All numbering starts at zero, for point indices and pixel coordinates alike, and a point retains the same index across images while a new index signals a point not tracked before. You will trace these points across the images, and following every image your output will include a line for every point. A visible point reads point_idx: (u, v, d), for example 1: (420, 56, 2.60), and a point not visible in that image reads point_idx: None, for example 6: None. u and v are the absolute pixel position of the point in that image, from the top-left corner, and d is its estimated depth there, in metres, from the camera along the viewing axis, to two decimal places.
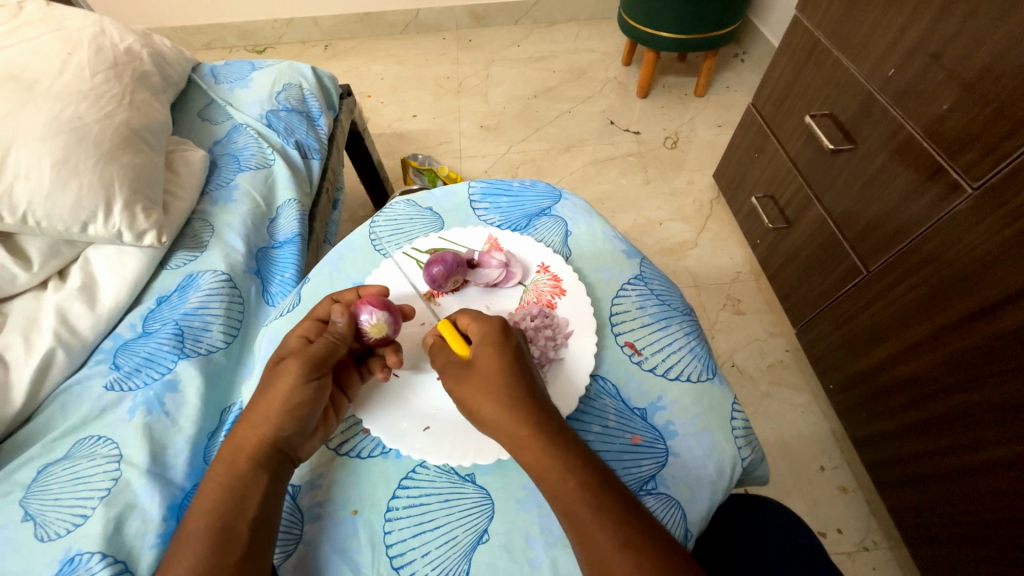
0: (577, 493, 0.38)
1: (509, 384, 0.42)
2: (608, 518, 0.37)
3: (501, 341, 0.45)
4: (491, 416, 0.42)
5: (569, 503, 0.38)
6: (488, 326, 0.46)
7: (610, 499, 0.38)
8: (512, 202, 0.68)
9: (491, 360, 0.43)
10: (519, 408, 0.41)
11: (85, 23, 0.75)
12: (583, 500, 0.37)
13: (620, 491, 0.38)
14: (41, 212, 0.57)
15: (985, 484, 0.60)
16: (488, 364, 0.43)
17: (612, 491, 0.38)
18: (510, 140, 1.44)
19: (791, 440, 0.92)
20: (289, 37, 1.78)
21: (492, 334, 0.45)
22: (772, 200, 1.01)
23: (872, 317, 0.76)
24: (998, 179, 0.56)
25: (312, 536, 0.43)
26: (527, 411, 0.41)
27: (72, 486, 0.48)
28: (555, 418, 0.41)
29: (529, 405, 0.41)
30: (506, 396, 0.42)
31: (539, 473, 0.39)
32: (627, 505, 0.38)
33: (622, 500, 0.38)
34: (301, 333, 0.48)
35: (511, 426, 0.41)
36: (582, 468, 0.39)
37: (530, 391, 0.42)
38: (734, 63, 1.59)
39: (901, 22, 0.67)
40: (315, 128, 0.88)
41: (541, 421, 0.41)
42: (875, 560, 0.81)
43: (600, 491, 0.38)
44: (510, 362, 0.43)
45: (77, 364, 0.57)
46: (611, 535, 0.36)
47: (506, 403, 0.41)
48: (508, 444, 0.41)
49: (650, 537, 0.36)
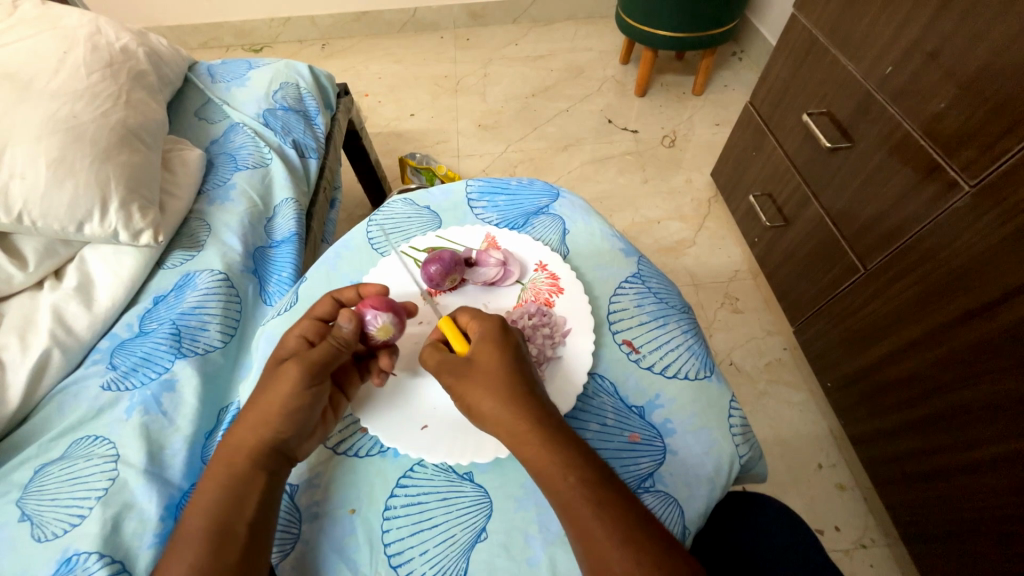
0: (576, 490, 0.38)
1: (508, 384, 0.42)
2: (607, 514, 0.37)
3: (498, 338, 0.45)
4: (489, 414, 0.42)
5: (567, 500, 0.38)
6: (487, 323, 0.46)
7: (608, 495, 0.38)
8: (510, 201, 0.67)
9: (489, 358, 0.43)
10: (517, 406, 0.41)
11: (81, 22, 0.75)
12: (581, 496, 0.37)
13: (619, 488, 0.38)
14: (37, 211, 0.57)
15: (982, 482, 0.60)
16: (488, 362, 0.43)
17: (610, 488, 0.38)
18: (508, 139, 1.44)
19: (789, 438, 0.92)
20: (286, 36, 1.77)
21: (491, 330, 0.45)
22: (770, 198, 1.02)
23: (870, 316, 0.76)
24: (995, 177, 0.57)
25: (310, 535, 0.43)
26: (526, 408, 0.41)
27: (68, 486, 0.48)
28: (553, 416, 0.41)
29: (527, 404, 0.41)
30: (505, 393, 0.41)
31: (538, 469, 0.39)
32: (626, 501, 0.38)
33: (621, 498, 0.38)
34: (300, 334, 0.47)
35: (511, 423, 0.41)
36: (580, 464, 0.39)
37: (528, 389, 0.42)
38: (732, 61, 1.59)
39: (898, 20, 0.67)
40: (312, 127, 0.88)
41: (540, 418, 0.41)
42: (873, 557, 0.81)
43: (598, 487, 0.38)
44: (508, 360, 0.43)
45: (74, 364, 0.57)
46: (609, 531, 0.36)
47: (504, 401, 0.41)
48: (507, 444, 0.41)
49: (648, 533, 0.36)
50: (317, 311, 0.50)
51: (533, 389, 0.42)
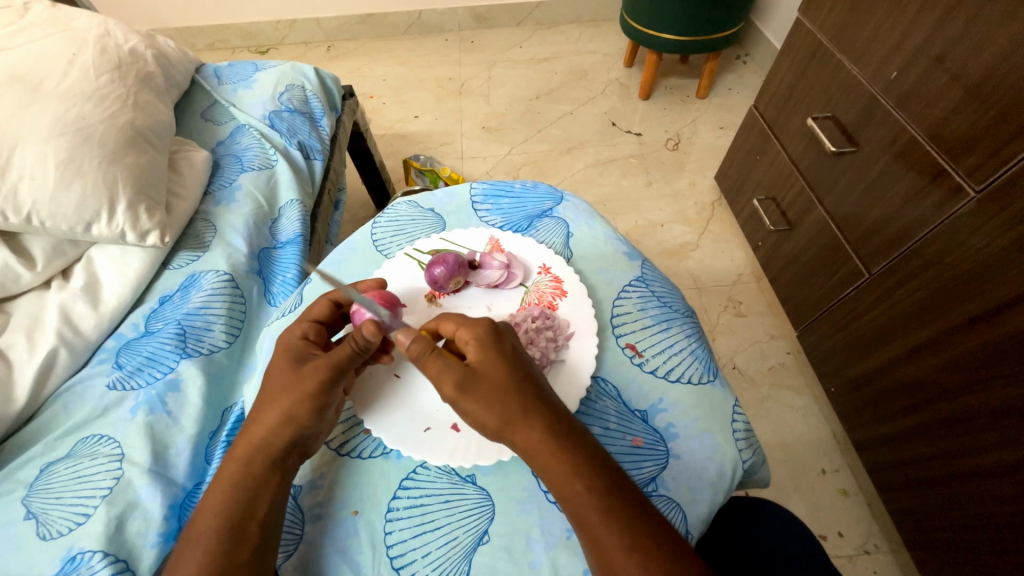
0: (585, 496, 0.38)
1: (515, 392, 0.41)
2: (616, 521, 0.37)
3: (494, 346, 0.43)
4: (492, 426, 0.41)
5: (578, 507, 0.38)
6: (476, 330, 0.44)
7: (617, 503, 0.38)
8: (514, 204, 0.68)
9: (493, 368, 0.42)
10: (526, 411, 0.41)
11: (91, 24, 0.76)
12: (592, 503, 0.37)
13: (629, 495, 0.38)
14: (45, 212, 0.57)
15: (987, 489, 0.59)
16: (492, 372, 0.42)
17: (619, 495, 0.38)
18: (512, 142, 1.44)
19: (792, 443, 0.92)
20: (292, 38, 1.78)
21: (485, 339, 0.43)
22: (774, 202, 1.02)
23: (874, 321, 0.76)
24: (1000, 183, 0.56)
25: (313, 536, 0.43)
26: (534, 414, 0.40)
27: (73, 485, 0.48)
28: (564, 421, 0.41)
29: (536, 410, 0.41)
30: (513, 399, 0.41)
31: (548, 477, 0.39)
32: (636, 508, 0.38)
33: (631, 506, 0.38)
34: (302, 333, 0.48)
35: (523, 430, 0.40)
36: (590, 472, 0.38)
37: (536, 395, 0.42)
38: (736, 65, 1.59)
39: (904, 24, 0.67)
40: (318, 129, 0.88)
41: (550, 425, 0.40)
42: (875, 564, 0.80)
43: (607, 494, 0.38)
44: (513, 371, 0.42)
45: (79, 364, 0.57)
46: (618, 539, 0.36)
47: (510, 408, 0.41)
48: (520, 450, 0.41)
49: (657, 540, 0.36)
50: (313, 313, 0.50)
51: (541, 396, 0.42)
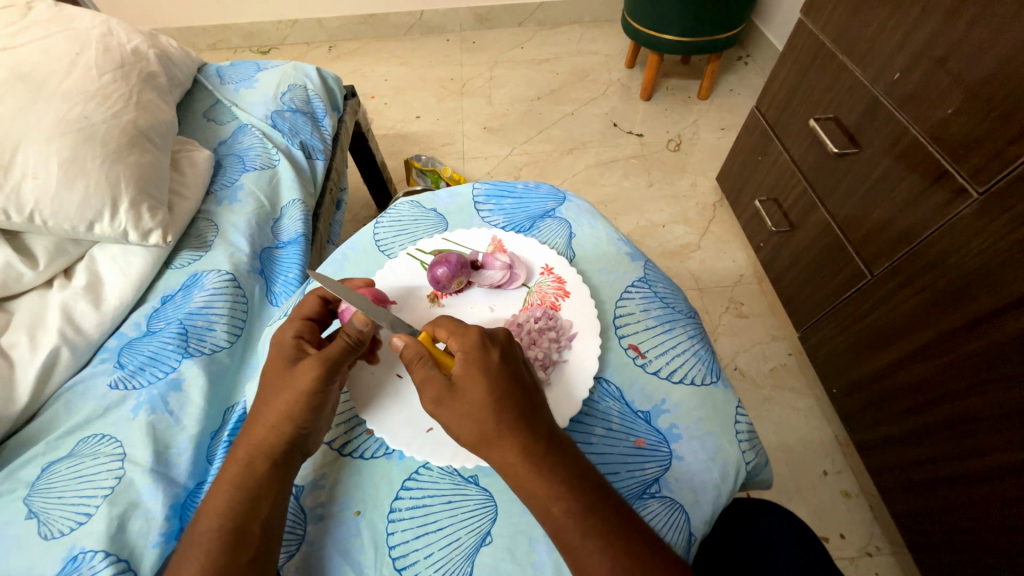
0: (564, 518, 0.37)
1: (497, 409, 0.40)
2: (594, 543, 0.36)
3: (478, 359, 0.42)
4: (471, 442, 0.41)
5: (558, 528, 0.38)
6: (463, 341, 0.44)
7: (599, 523, 0.37)
8: (517, 204, 0.68)
9: (473, 384, 0.41)
10: (512, 426, 0.40)
11: (94, 24, 0.76)
12: (571, 524, 0.37)
13: (612, 512, 0.38)
14: (47, 211, 0.57)
15: (988, 490, 0.59)
16: (471, 388, 0.41)
17: (601, 513, 0.38)
18: (513, 142, 1.44)
19: (794, 444, 0.92)
20: (294, 38, 1.79)
21: (471, 349, 0.43)
22: (776, 203, 1.01)
23: (876, 322, 0.75)
24: (1004, 184, 0.56)
25: (315, 536, 0.43)
26: (515, 432, 0.40)
27: (74, 484, 0.48)
28: (546, 437, 0.40)
29: (526, 423, 0.40)
30: (495, 417, 0.40)
31: (529, 495, 0.39)
32: (620, 525, 0.37)
33: (616, 524, 0.37)
34: (294, 333, 0.48)
35: (501, 451, 0.40)
36: (570, 492, 0.38)
37: (521, 410, 0.41)
38: (738, 66, 1.60)
39: (906, 25, 0.67)
40: (320, 129, 0.88)
41: (531, 443, 0.39)
42: (877, 565, 0.80)
43: (587, 514, 0.37)
44: (502, 384, 0.41)
45: (81, 363, 0.57)
46: (598, 560, 0.36)
47: (489, 427, 0.40)
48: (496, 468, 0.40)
49: (640, 559, 0.36)
50: (303, 311, 0.50)
51: (526, 411, 0.41)
